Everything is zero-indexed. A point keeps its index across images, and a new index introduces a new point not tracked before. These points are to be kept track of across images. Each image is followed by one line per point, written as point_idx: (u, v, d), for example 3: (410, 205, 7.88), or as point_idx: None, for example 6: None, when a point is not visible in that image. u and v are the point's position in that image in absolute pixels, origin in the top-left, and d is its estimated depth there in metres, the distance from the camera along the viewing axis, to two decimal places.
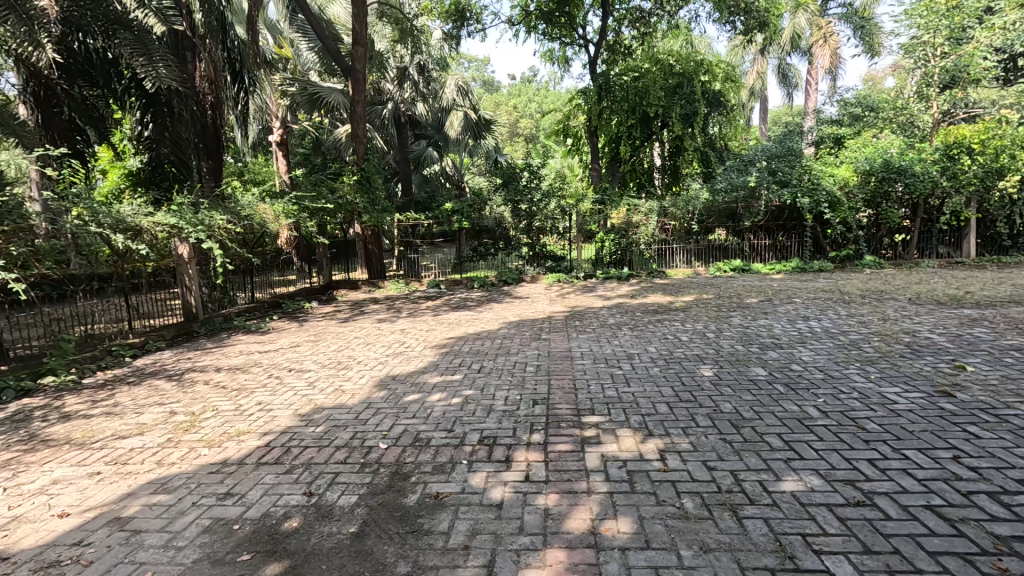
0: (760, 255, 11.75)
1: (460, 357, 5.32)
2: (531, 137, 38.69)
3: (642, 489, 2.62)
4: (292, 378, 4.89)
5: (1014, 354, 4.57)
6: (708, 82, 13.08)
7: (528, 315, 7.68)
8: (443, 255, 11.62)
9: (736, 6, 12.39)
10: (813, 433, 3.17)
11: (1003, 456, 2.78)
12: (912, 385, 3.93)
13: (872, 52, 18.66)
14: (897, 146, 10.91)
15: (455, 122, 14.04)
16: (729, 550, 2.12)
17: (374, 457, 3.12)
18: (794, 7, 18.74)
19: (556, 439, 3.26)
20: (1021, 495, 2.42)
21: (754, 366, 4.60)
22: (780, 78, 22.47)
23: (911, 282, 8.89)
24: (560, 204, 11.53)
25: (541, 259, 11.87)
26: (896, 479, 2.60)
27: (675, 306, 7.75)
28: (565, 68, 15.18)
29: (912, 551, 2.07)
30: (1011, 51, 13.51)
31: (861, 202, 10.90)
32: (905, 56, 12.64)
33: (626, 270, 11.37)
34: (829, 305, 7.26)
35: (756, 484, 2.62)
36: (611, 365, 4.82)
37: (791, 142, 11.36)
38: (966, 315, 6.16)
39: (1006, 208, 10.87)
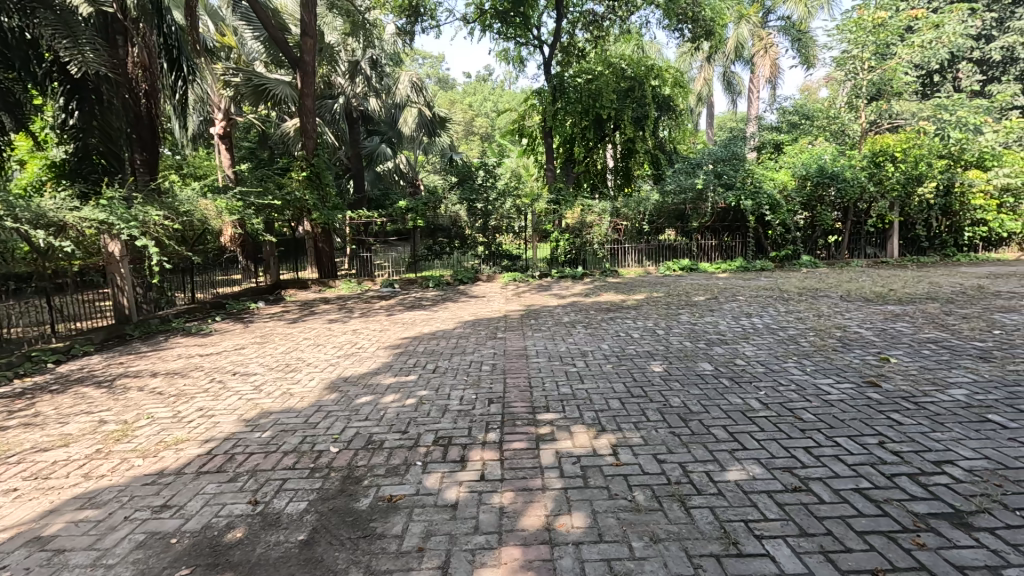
0: (706, 254, 12.19)
1: (414, 357, 5.25)
2: (486, 136, 38.75)
3: (595, 483, 2.68)
4: (236, 382, 4.66)
5: (932, 347, 4.98)
6: (657, 87, 13.50)
7: (484, 314, 7.66)
8: (397, 254, 11.41)
9: (684, 15, 12.82)
10: (755, 424, 3.32)
11: (922, 440, 3.02)
12: (843, 376, 4.21)
13: (808, 64, 19.82)
14: (831, 153, 11.64)
15: (409, 118, 13.92)
16: (678, 539, 2.20)
17: (325, 461, 3.02)
18: (738, 18, 19.58)
19: (511, 437, 3.27)
20: (936, 475, 2.64)
21: (702, 361, 4.78)
22: (725, 85, 23.43)
23: (843, 280, 9.49)
24: (516, 204, 11.62)
25: (496, 259, 11.90)
26: (828, 464, 2.78)
27: (627, 305, 7.95)
28: (520, 68, 15.25)
29: (843, 532, 2.22)
30: (929, 67, 14.67)
31: (798, 205, 11.54)
32: (837, 68, 13.51)
33: (581, 269, 11.56)
34: (769, 302, 7.65)
35: (702, 475, 2.72)
36: (565, 362, 4.88)
37: (735, 146, 11.87)
38: (890, 311, 6.66)
39: (924, 213, 11.78)
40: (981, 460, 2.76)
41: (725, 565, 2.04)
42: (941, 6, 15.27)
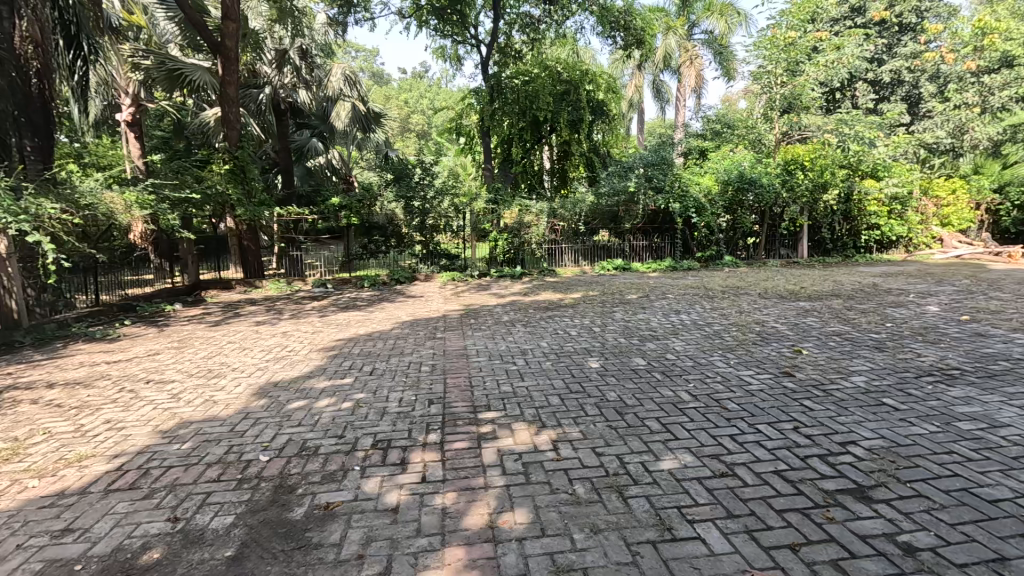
0: (638, 255, 12.67)
1: (350, 360, 5.07)
2: (422, 134, 38.36)
3: (537, 479, 2.71)
4: (150, 391, 4.29)
5: (836, 339, 5.49)
6: (592, 92, 13.87)
7: (422, 314, 7.55)
8: (329, 253, 11.04)
9: (616, 23, 13.28)
10: (686, 415, 3.51)
11: (829, 424, 3.31)
12: (762, 367, 4.54)
13: (728, 76, 21.17)
14: (749, 160, 12.55)
15: (342, 113, 13.02)
16: (616, 528, 2.28)
17: (254, 471, 2.85)
18: (666, 29, 20.54)
19: (452, 437, 3.24)
20: (842, 455, 2.91)
21: (636, 356, 4.98)
22: (654, 93, 24.52)
23: (760, 279, 10.24)
24: (454, 202, 11.54)
25: (434, 258, 11.77)
26: (750, 450, 2.98)
27: (565, 303, 8.13)
28: (457, 66, 15.19)
29: (764, 512, 2.39)
30: (832, 85, 16.13)
31: (721, 209, 12.33)
32: (754, 82, 14.55)
33: (519, 268, 11.68)
34: (695, 300, 8.08)
35: (638, 465, 2.83)
36: (506, 361, 4.91)
37: (664, 152, 12.46)
38: (801, 307, 7.26)
39: (828, 218, 12.97)
40: (877, 439, 3.07)
41: (660, 550, 2.13)
42: (841, 30, 16.86)
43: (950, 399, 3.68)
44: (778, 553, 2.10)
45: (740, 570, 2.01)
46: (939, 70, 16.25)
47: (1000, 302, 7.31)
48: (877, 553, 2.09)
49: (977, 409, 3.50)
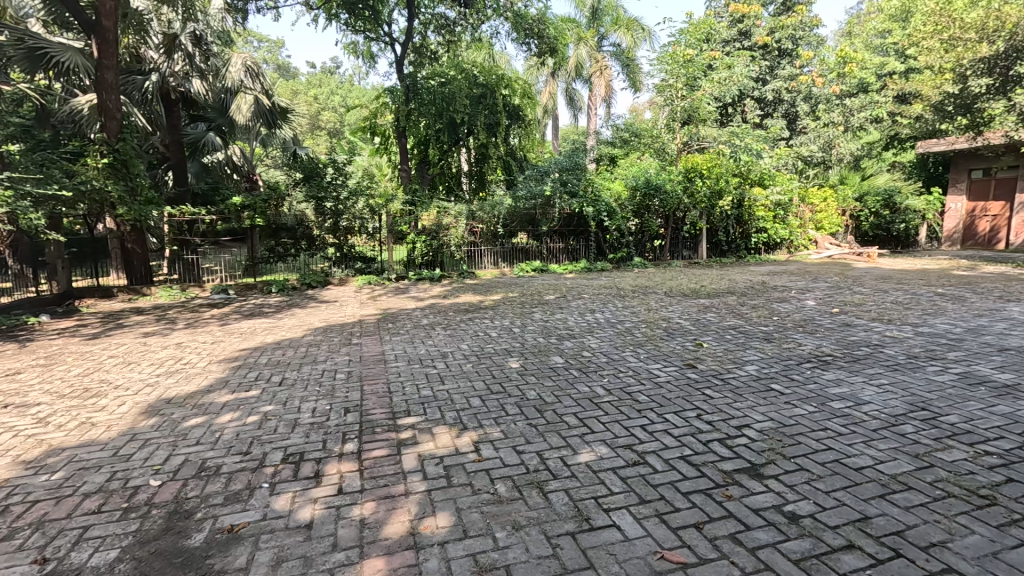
0: (555, 257, 12.99)
1: (256, 370, 4.72)
2: (333, 131, 36.81)
3: (459, 481, 2.69)
4: (11, 416, 3.72)
5: (731, 332, 6.03)
6: (508, 96, 14.06)
7: (337, 320, 7.23)
8: (230, 256, 10.24)
9: (530, 30, 13.59)
10: (601, 409, 3.66)
11: (726, 409, 3.62)
12: (668, 360, 4.87)
13: (635, 87, 22.36)
14: (655, 168, 13.40)
15: (243, 106, 12.07)
16: (537, 523, 2.32)
17: (143, 498, 2.57)
18: (577, 39, 21.34)
19: (371, 445, 3.13)
20: (737, 437, 3.19)
21: (554, 355, 5.13)
22: (567, 100, 25.36)
23: (666, 279, 10.94)
24: (369, 204, 11.19)
25: (349, 261, 11.31)
26: (659, 438, 3.18)
27: (485, 305, 8.17)
28: (370, 63, 14.73)
29: (672, 495, 2.55)
30: (725, 100, 17.65)
31: (630, 213, 13.04)
32: (657, 94, 15.59)
33: (438, 271, 11.58)
34: (608, 300, 8.48)
35: (558, 460, 2.92)
36: (426, 365, 4.84)
37: (577, 157, 12.93)
38: (702, 304, 7.87)
39: (722, 222, 14.18)
40: (766, 421, 3.41)
41: (579, 540, 2.20)
42: (731, 51, 18.52)
43: (825, 382, 4.18)
44: (684, 532, 2.25)
45: (651, 551, 2.13)
46: (811, 92, 18.29)
47: (862, 296, 8.41)
48: (767, 523, 2.32)
49: (845, 389, 4.00)
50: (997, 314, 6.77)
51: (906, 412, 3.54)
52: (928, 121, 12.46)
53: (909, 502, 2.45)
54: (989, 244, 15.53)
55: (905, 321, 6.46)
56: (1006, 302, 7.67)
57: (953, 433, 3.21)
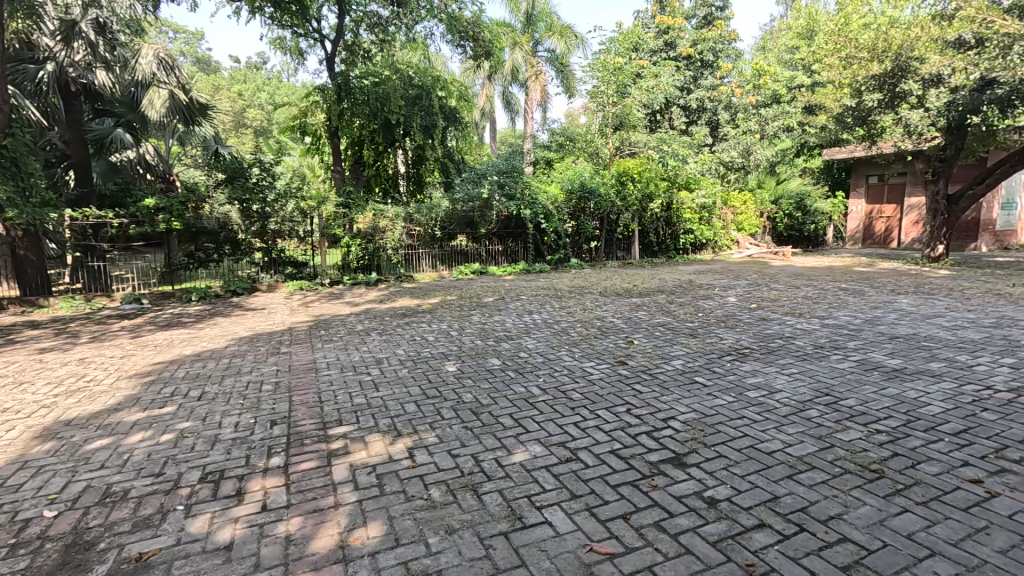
0: (494, 259, 13.04)
1: (171, 385, 4.39)
2: (260, 130, 35.02)
3: (391, 489, 2.65)
4: None
5: (660, 329, 6.31)
6: (444, 98, 13.99)
7: (264, 328, 6.88)
8: (144, 262, 9.47)
9: (466, 33, 13.63)
10: (536, 409, 3.72)
11: (653, 403, 3.79)
12: (601, 358, 5.04)
13: (570, 92, 22.69)
14: (589, 171, 13.83)
15: (156, 100, 11.09)
16: (470, 525, 2.33)
17: (34, 532, 2.33)
18: (512, 44, 21.67)
19: (299, 458, 3.01)
20: (663, 429, 3.35)
21: (491, 357, 5.15)
22: (504, 103, 25.59)
23: (601, 279, 11.27)
24: (300, 207, 10.76)
25: (278, 266, 10.81)
26: (591, 434, 3.28)
27: (422, 309, 8.06)
28: (299, 60, 14.16)
29: (602, 488, 2.64)
30: (653, 107, 18.50)
31: (567, 215, 13.34)
32: (590, 100, 16.16)
33: (374, 275, 11.28)
34: (545, 300, 8.62)
35: (492, 461, 2.94)
36: (359, 371, 4.71)
37: (514, 161, 13.05)
38: (634, 303, 8.20)
39: (653, 224, 14.82)
40: (690, 412, 3.60)
41: (511, 539, 2.23)
42: (658, 61, 19.48)
43: (743, 373, 4.48)
44: (613, 524, 2.34)
45: (581, 545, 2.20)
46: (731, 102, 19.55)
47: (777, 292, 9.08)
48: (689, 509, 2.45)
49: (761, 379, 4.31)
50: (889, 306, 7.53)
51: (812, 397, 3.86)
52: (831, 131, 13.64)
53: (813, 480, 2.68)
54: (884, 243, 17.20)
55: (813, 314, 7.04)
56: (897, 295, 8.54)
57: (850, 415, 3.54)
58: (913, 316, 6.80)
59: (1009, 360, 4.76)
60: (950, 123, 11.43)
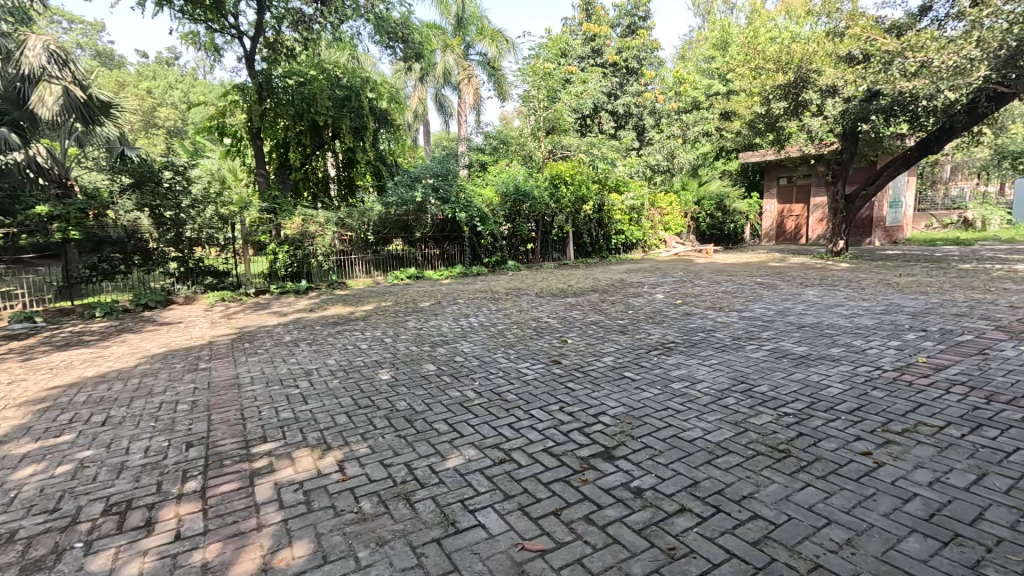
0: (430, 263, 12.90)
1: (70, 412, 3.99)
2: (175, 130, 32.61)
3: (320, 505, 2.56)
4: None
5: (593, 327, 6.51)
6: (374, 99, 13.67)
7: (180, 343, 6.42)
8: (36, 276, 8.53)
9: (394, 34, 13.54)
10: (471, 412, 3.73)
11: (585, 400, 3.91)
12: (536, 358, 5.13)
13: (503, 96, 22.71)
14: (523, 175, 14.04)
15: (47, 96, 9.87)
16: (402, 535, 2.30)
17: None
18: (444, 46, 21.64)
19: (217, 481, 2.84)
20: (594, 424, 3.46)
21: (426, 363, 5.09)
22: (437, 106, 25.36)
23: (537, 280, 11.46)
24: (219, 212, 10.14)
25: (196, 276, 10.13)
26: (525, 434, 3.33)
27: (355, 316, 7.84)
28: (215, 57, 13.32)
29: (535, 487, 2.69)
30: (583, 111, 19.09)
31: (502, 217, 13.41)
32: (523, 104, 16.48)
33: (304, 283, 10.82)
34: (482, 303, 8.65)
35: (426, 468, 2.92)
36: (286, 385, 4.50)
37: (448, 164, 12.97)
38: (569, 302, 8.39)
39: (586, 225, 15.25)
40: (619, 407, 3.74)
41: (444, 545, 2.23)
42: (586, 68, 20.16)
43: (668, 366, 4.72)
44: (544, 521, 2.39)
45: (513, 544, 2.23)
46: (655, 108, 20.53)
47: (701, 288, 9.62)
48: (616, 500, 2.55)
49: (684, 371, 4.56)
50: (798, 298, 8.18)
51: (729, 386, 4.13)
52: (744, 135, 14.66)
53: (729, 463, 2.88)
54: (795, 239, 18.69)
55: (732, 308, 7.53)
56: (804, 287, 9.29)
57: (762, 400, 3.82)
58: (818, 306, 7.44)
59: (896, 342, 5.32)
60: (845, 130, 12.61)
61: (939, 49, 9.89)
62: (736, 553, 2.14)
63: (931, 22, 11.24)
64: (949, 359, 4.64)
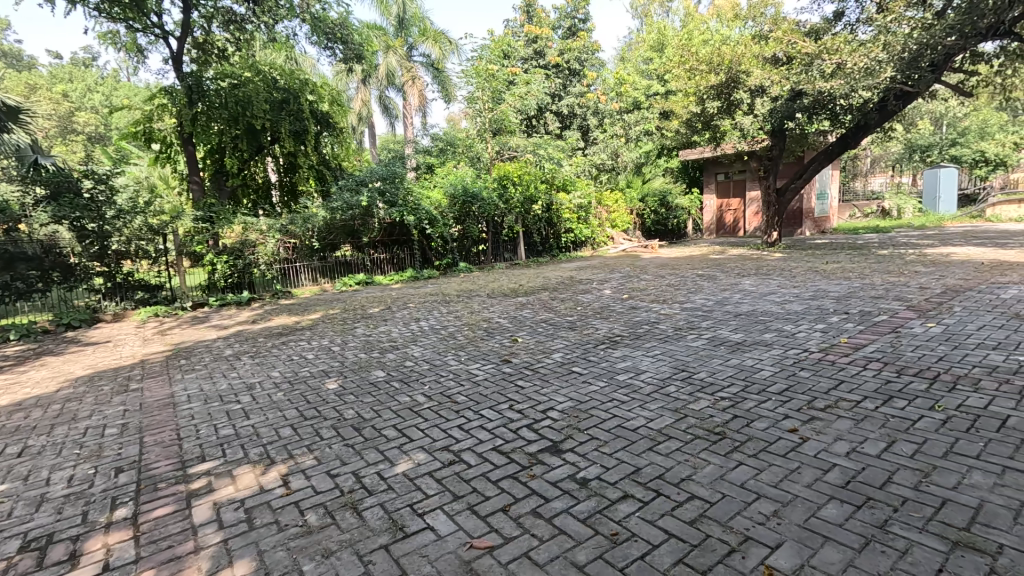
0: (380, 267, 12.67)
1: None
2: (96, 136, 30.45)
3: (262, 522, 2.49)
4: None
5: (542, 325, 6.62)
6: (314, 102, 13.25)
7: (109, 364, 6.02)
8: None
9: (333, 35, 13.17)
10: (420, 416, 3.72)
11: (534, 396, 3.98)
12: (487, 358, 5.17)
13: (448, 97, 22.66)
14: (470, 176, 14.04)
15: None
16: (349, 544, 2.28)
17: None
18: (386, 48, 21.24)
19: (151, 505, 2.70)
20: (543, 420, 3.53)
21: (375, 369, 5.02)
22: (382, 108, 24.95)
23: (488, 281, 11.51)
24: (148, 223, 9.58)
25: (125, 292, 9.50)
26: (475, 434, 3.35)
27: (302, 326, 7.61)
28: (139, 58, 12.58)
29: (484, 486, 2.72)
30: (528, 111, 19.33)
31: (452, 219, 13.36)
32: (468, 106, 16.49)
33: (246, 293, 10.38)
34: (434, 306, 8.60)
35: (374, 475, 2.89)
36: (227, 401, 4.31)
37: (395, 167, 12.76)
38: (520, 302, 8.48)
39: (535, 224, 15.43)
40: (567, 401, 3.83)
41: (392, 551, 2.22)
42: (530, 69, 20.44)
43: (614, 359, 4.87)
44: (492, 518, 2.43)
45: (462, 543, 2.25)
46: (599, 108, 21.08)
47: (646, 282, 9.96)
48: (563, 492, 2.62)
49: (629, 363, 4.72)
50: (736, 288, 8.63)
51: (671, 374, 4.32)
52: (683, 134, 15.26)
53: (669, 449, 3.01)
54: (733, 232, 19.62)
55: (675, 300, 7.84)
56: (741, 278, 9.78)
57: (701, 386, 4.03)
58: (753, 295, 7.87)
59: (821, 326, 5.72)
60: (773, 129, 13.33)
61: (850, 52, 10.90)
62: (674, 533, 2.25)
63: (844, 27, 12.07)
64: (867, 339, 5.04)
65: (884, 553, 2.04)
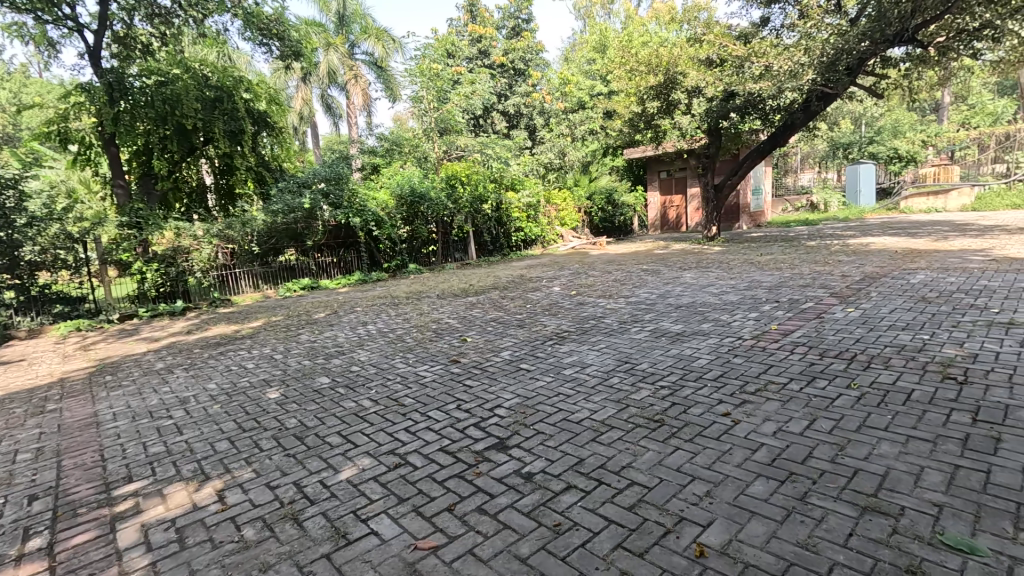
0: (326, 271, 12.33)
1: None
2: (5, 138, 27.91)
3: (195, 540, 2.38)
4: None
5: (492, 324, 6.64)
6: (250, 100, 12.66)
7: (23, 384, 5.54)
8: None
9: (269, 31, 12.67)
10: (366, 421, 3.65)
11: (482, 395, 4.00)
12: (435, 359, 5.14)
13: (393, 96, 22.21)
14: (417, 177, 13.86)
15: None
16: (289, 556, 2.22)
17: None
18: (326, 45, 20.65)
19: (68, 533, 2.52)
20: (490, 418, 3.55)
21: (320, 376, 4.88)
22: (324, 107, 24.22)
23: (438, 282, 11.43)
24: (67, 231, 8.82)
25: (41, 305, 8.80)
26: (421, 436, 3.33)
27: (241, 334, 7.29)
28: (51, 53, 11.65)
29: (429, 487, 2.71)
30: (474, 110, 19.34)
31: (400, 220, 13.17)
32: (413, 105, 16.28)
33: (180, 303, 9.84)
34: (382, 309, 8.44)
35: (317, 484, 2.82)
36: (157, 417, 4.06)
37: (338, 168, 12.40)
38: (470, 302, 8.47)
39: (485, 224, 15.45)
40: (514, 398, 3.87)
41: (334, 559, 2.18)
42: (475, 69, 20.45)
43: (561, 354, 4.96)
44: (437, 518, 2.43)
45: (406, 546, 2.24)
46: (544, 108, 21.35)
47: (593, 278, 10.18)
48: (508, 487, 2.66)
49: (575, 357, 4.83)
50: (677, 281, 8.97)
51: (615, 367, 4.45)
52: (626, 133, 15.70)
53: (611, 439, 3.10)
54: (677, 227, 20.34)
55: (621, 294, 8.06)
56: (683, 271, 10.18)
57: (643, 376, 4.17)
58: (693, 287, 8.21)
59: (754, 314, 6.05)
60: (709, 127, 13.90)
61: (776, 55, 11.46)
62: (614, 519, 2.32)
63: (770, 32, 12.82)
64: (794, 325, 5.38)
65: (803, 522, 2.19)
